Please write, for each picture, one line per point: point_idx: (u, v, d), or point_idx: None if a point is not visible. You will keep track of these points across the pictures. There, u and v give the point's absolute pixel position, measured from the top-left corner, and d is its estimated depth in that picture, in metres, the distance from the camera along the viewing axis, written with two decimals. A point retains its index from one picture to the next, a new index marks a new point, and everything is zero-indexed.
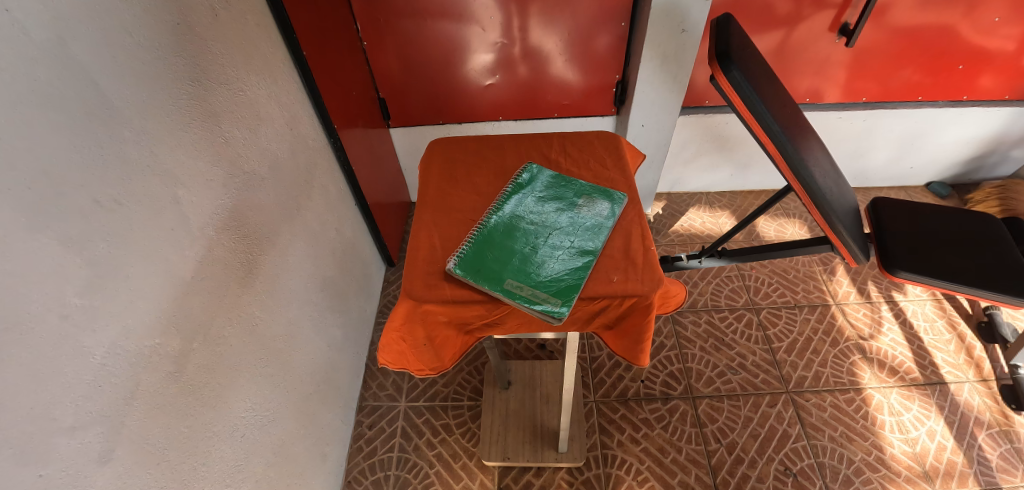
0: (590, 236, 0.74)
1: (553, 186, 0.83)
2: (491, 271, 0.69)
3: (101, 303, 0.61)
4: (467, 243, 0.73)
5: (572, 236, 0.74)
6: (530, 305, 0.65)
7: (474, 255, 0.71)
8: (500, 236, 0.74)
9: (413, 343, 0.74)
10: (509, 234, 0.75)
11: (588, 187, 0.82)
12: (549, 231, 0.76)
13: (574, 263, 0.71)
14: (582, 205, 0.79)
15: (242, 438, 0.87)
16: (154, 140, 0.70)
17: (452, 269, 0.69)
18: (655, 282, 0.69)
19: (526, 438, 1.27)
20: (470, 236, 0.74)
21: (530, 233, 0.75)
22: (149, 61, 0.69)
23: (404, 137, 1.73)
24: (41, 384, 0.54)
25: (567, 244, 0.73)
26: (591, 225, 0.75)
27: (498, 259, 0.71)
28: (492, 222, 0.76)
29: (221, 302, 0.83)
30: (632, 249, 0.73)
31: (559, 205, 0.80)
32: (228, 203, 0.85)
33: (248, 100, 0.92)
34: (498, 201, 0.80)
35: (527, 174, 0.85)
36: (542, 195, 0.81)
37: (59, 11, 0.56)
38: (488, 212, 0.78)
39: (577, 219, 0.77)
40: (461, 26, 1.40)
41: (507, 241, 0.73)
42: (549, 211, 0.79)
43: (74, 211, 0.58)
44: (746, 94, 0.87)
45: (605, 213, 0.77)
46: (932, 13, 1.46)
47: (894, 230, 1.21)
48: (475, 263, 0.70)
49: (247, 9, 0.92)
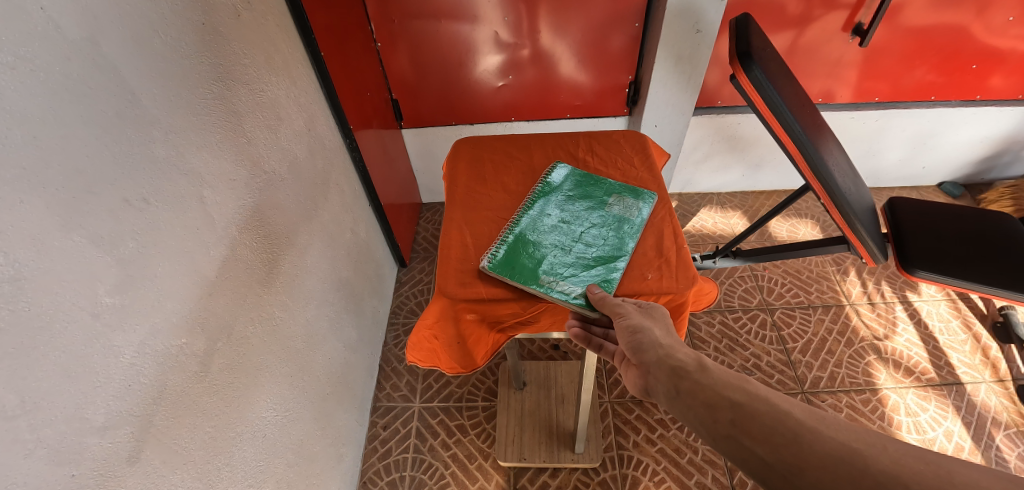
0: (624, 234, 0.74)
1: (583, 185, 0.83)
2: (526, 270, 0.69)
3: (131, 302, 0.61)
4: (500, 243, 0.73)
5: (605, 234, 0.74)
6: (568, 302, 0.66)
7: (509, 253, 0.71)
8: (532, 235, 0.74)
9: (446, 341, 0.74)
10: (542, 232, 0.75)
11: (618, 186, 0.83)
12: (581, 228, 0.76)
13: (609, 260, 0.71)
14: (613, 203, 0.79)
15: (264, 437, 0.87)
16: (181, 140, 0.70)
17: (488, 267, 0.69)
18: (689, 281, 0.69)
19: (542, 438, 1.27)
20: (502, 237, 0.74)
21: (563, 231, 0.75)
22: (177, 61, 0.69)
23: (415, 138, 1.73)
24: (73, 382, 0.54)
25: (601, 242, 0.74)
26: (624, 224, 0.76)
27: (533, 257, 0.71)
28: (524, 221, 0.76)
29: (244, 301, 0.83)
30: (665, 247, 0.73)
31: (590, 203, 0.80)
32: (251, 203, 0.85)
33: (268, 100, 0.92)
34: (528, 201, 0.80)
35: (554, 173, 0.85)
36: (573, 194, 0.82)
37: (91, 10, 0.56)
38: (519, 211, 0.78)
39: (611, 218, 0.77)
40: (474, 26, 1.41)
41: (542, 240, 0.74)
42: (580, 209, 0.79)
43: (108, 211, 0.58)
44: (768, 93, 0.87)
45: (636, 211, 0.78)
46: (945, 13, 1.46)
47: (912, 229, 1.21)
48: (510, 262, 0.70)
49: (268, 10, 0.92)
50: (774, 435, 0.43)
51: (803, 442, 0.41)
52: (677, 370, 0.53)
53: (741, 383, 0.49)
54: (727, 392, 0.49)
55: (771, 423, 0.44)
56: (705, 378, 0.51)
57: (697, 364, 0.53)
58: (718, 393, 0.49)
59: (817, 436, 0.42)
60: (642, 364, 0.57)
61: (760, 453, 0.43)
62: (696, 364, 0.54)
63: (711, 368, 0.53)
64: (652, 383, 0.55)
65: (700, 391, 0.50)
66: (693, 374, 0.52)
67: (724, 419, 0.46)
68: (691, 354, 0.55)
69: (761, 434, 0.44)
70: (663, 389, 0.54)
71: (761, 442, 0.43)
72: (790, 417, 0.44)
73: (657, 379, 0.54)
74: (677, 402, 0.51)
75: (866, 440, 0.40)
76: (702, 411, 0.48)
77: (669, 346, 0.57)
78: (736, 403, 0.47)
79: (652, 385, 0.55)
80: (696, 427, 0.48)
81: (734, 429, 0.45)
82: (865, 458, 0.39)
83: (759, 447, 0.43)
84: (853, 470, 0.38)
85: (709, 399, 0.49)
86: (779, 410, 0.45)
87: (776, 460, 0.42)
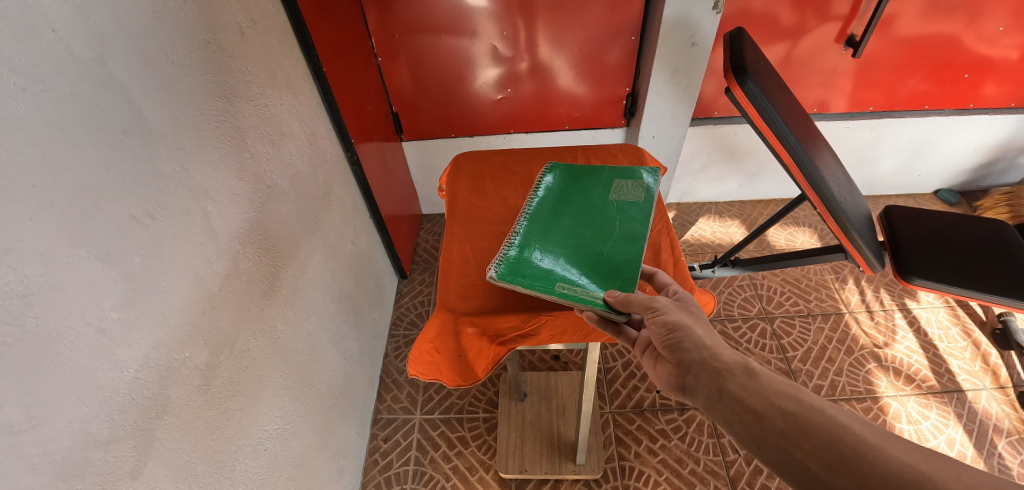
0: (632, 220, 0.76)
1: (581, 181, 0.85)
2: (537, 271, 0.69)
3: (136, 317, 0.62)
4: (505, 251, 0.73)
5: (613, 223, 0.76)
6: (587, 304, 0.64)
7: (516, 263, 0.70)
8: (536, 238, 0.75)
9: (447, 355, 0.74)
10: (547, 236, 0.75)
11: (616, 177, 0.85)
12: (589, 224, 0.77)
13: (621, 252, 0.72)
14: (615, 193, 0.82)
15: (265, 451, 0.87)
16: (186, 156, 0.71)
17: (496, 278, 0.67)
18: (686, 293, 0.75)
19: (544, 450, 1.27)
20: (506, 246, 0.74)
21: (570, 228, 0.76)
22: (184, 80, 0.71)
23: (416, 151, 1.75)
24: (78, 397, 0.55)
25: (610, 234, 0.75)
26: (629, 213, 0.78)
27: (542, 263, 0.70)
28: (526, 229, 0.76)
29: (246, 315, 0.83)
30: (663, 261, 0.77)
31: (593, 197, 0.82)
32: (254, 217, 0.86)
33: (271, 116, 0.93)
34: (526, 209, 0.81)
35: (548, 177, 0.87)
36: (572, 192, 0.83)
37: (102, 32, 0.58)
38: (520, 220, 0.79)
39: (616, 208, 0.79)
40: (473, 41, 1.43)
41: (547, 240, 0.74)
42: (584, 205, 0.80)
43: (115, 227, 0.59)
44: (762, 105, 0.89)
45: (643, 195, 0.80)
46: (936, 24, 1.49)
47: (908, 237, 1.22)
48: (518, 270, 0.69)
49: (272, 28, 0.94)
50: (832, 453, 0.45)
51: (864, 461, 0.43)
52: (720, 374, 0.56)
53: (793, 392, 0.51)
54: (778, 400, 0.51)
55: (829, 438, 0.46)
56: (751, 383, 0.54)
57: (743, 367, 0.56)
58: (768, 402, 0.51)
59: (882, 457, 0.43)
60: (681, 364, 0.60)
61: (814, 467, 0.45)
62: (741, 368, 0.56)
63: (757, 372, 0.55)
64: (691, 382, 0.58)
65: (747, 397, 0.53)
66: (739, 378, 0.55)
67: (773, 429, 0.49)
68: (735, 356, 0.58)
69: (818, 450, 0.46)
70: (704, 390, 0.57)
71: (816, 458, 0.46)
72: (850, 432, 0.46)
73: (698, 380, 0.57)
74: (719, 405, 0.54)
75: (936, 465, 0.42)
76: (749, 417, 0.51)
77: (712, 346, 0.59)
78: (789, 413, 0.49)
79: (690, 384, 0.58)
80: (738, 431, 0.52)
81: (785, 440, 0.48)
82: (934, 482, 0.41)
83: (814, 463, 0.46)
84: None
85: (757, 407, 0.51)
86: (838, 425, 0.47)
87: (832, 477, 0.44)
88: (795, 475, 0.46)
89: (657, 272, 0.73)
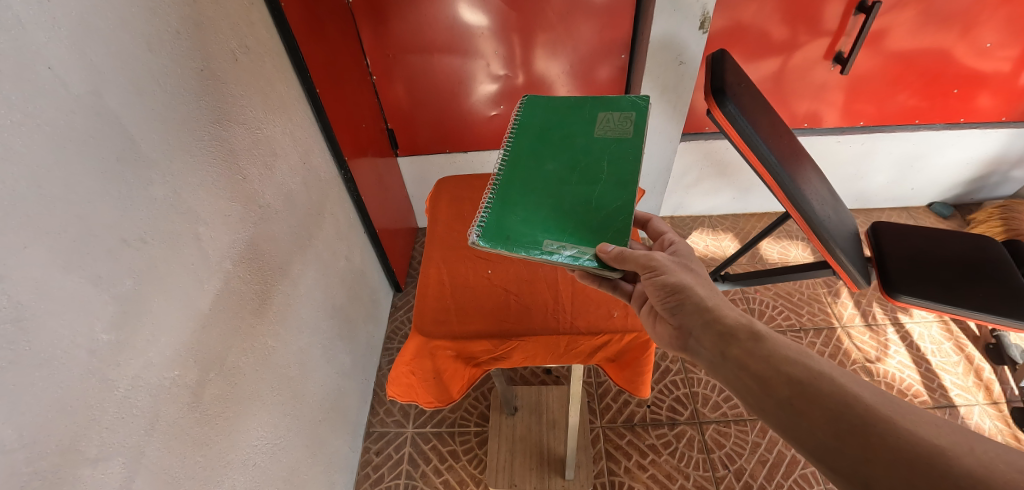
0: (617, 157, 0.79)
1: (562, 118, 0.86)
2: (520, 231, 0.72)
3: (126, 338, 0.64)
4: (485, 211, 0.75)
5: (599, 163, 0.78)
6: (575, 262, 0.68)
7: (496, 226, 0.73)
8: (518, 193, 0.77)
9: (423, 377, 0.81)
10: (527, 187, 0.78)
11: (597, 114, 0.85)
12: (574, 167, 0.79)
13: (607, 197, 0.74)
14: (599, 128, 0.83)
15: (254, 466, 0.89)
16: (179, 180, 0.73)
17: (477, 243, 0.70)
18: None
19: (533, 465, 1.28)
20: (484, 205, 0.76)
21: (555, 174, 0.79)
22: (177, 107, 0.73)
23: (411, 166, 1.78)
24: (68, 416, 0.57)
25: (595, 178, 0.77)
26: (614, 154, 0.79)
27: (525, 222, 0.73)
28: (506, 183, 0.79)
29: (237, 333, 0.85)
30: None
31: (577, 135, 0.83)
32: (246, 237, 0.89)
33: (265, 138, 0.96)
34: (504, 162, 0.82)
35: (523, 123, 0.87)
36: (552, 131, 0.85)
37: (99, 66, 0.61)
38: (498, 171, 0.81)
39: (601, 146, 0.81)
40: (466, 60, 1.46)
41: (532, 190, 0.77)
42: (568, 146, 0.82)
43: (106, 252, 0.61)
44: (742, 127, 0.91)
45: (629, 127, 0.82)
46: (925, 40, 1.50)
47: (896, 254, 1.22)
48: (499, 233, 0.72)
49: (266, 52, 0.97)
50: (839, 420, 0.48)
51: (873, 432, 0.47)
52: (726, 338, 0.61)
53: (801, 360, 0.55)
54: (786, 367, 0.55)
55: (839, 408, 0.49)
56: (757, 348, 0.58)
57: (749, 332, 0.60)
58: (774, 368, 0.55)
59: (894, 431, 0.46)
60: (686, 327, 0.65)
61: (820, 433, 0.49)
62: (745, 332, 0.60)
63: (762, 336, 0.59)
64: (694, 344, 0.64)
65: (751, 362, 0.57)
66: (743, 342, 0.59)
67: (780, 395, 0.53)
68: (741, 320, 0.62)
69: (828, 417, 0.49)
70: (709, 351, 0.62)
71: (822, 423, 0.49)
72: (859, 402, 0.49)
73: (702, 342, 0.62)
74: (724, 367, 0.59)
75: (952, 440, 0.44)
76: (757, 381, 0.56)
77: (716, 309, 0.64)
78: (797, 380, 0.53)
79: (693, 345, 0.64)
80: (742, 391, 0.57)
81: (791, 406, 0.52)
82: (947, 456, 0.43)
83: (821, 429, 0.49)
84: (932, 471, 0.43)
85: (763, 371, 0.56)
86: (851, 396, 0.50)
87: (840, 444, 0.47)
88: (801, 439, 0.50)
89: (652, 219, 0.89)
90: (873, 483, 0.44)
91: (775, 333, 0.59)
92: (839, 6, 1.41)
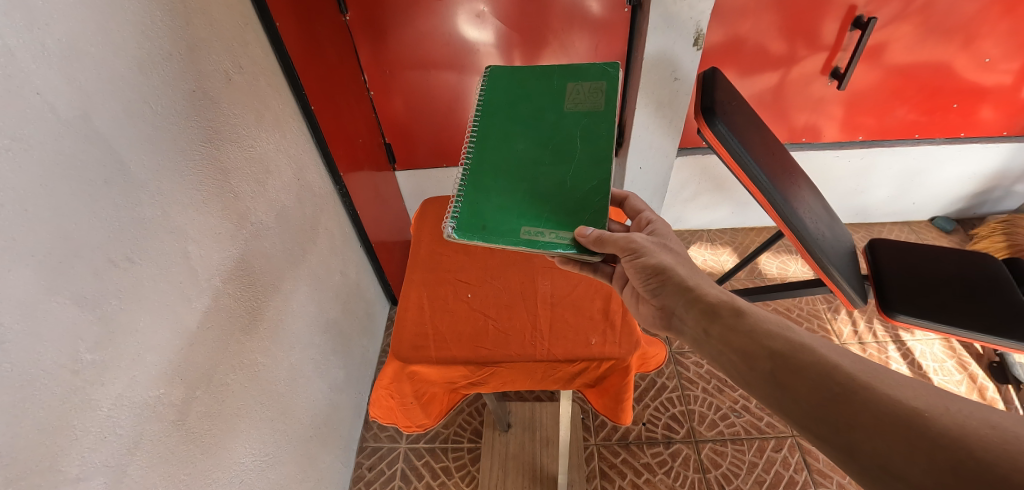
0: (589, 131, 0.79)
1: (531, 90, 0.84)
2: (496, 219, 0.75)
3: (110, 357, 0.64)
4: (457, 201, 0.76)
5: (573, 140, 0.79)
6: (553, 248, 0.71)
7: (471, 216, 0.75)
8: (493, 178, 0.78)
9: (402, 401, 0.82)
10: (500, 170, 0.78)
11: (566, 85, 0.84)
12: (547, 145, 0.79)
13: (582, 175, 0.76)
14: (570, 99, 0.82)
15: (241, 483, 0.89)
16: (167, 200, 0.74)
17: (453, 236, 0.73)
18: (632, 345, 0.78)
19: (526, 483, 1.28)
20: (456, 193, 0.77)
21: (529, 154, 0.79)
22: (167, 127, 0.74)
23: (409, 179, 1.80)
24: (48, 437, 0.57)
25: (569, 156, 0.78)
26: (587, 128, 0.79)
27: (499, 209, 0.75)
28: (478, 167, 0.79)
29: (225, 349, 0.86)
30: (610, 311, 0.83)
31: (549, 108, 0.82)
32: (236, 254, 0.90)
33: (258, 155, 0.97)
34: (473, 146, 0.81)
35: (490, 99, 0.84)
36: (522, 106, 0.83)
37: (88, 90, 0.62)
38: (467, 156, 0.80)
39: (573, 120, 0.81)
40: (463, 76, 1.48)
41: (505, 174, 0.78)
42: (540, 121, 0.82)
43: (92, 271, 0.62)
44: (733, 146, 0.91)
45: (601, 98, 0.81)
46: (923, 53, 1.50)
47: (892, 272, 1.21)
48: (473, 224, 0.74)
49: (260, 71, 0.98)
50: (821, 387, 0.50)
51: (855, 397, 0.48)
52: (709, 314, 0.63)
53: (781, 332, 0.57)
54: (767, 341, 0.57)
55: (821, 377, 0.51)
56: (737, 323, 0.60)
57: (731, 308, 0.62)
58: (757, 342, 0.57)
59: (874, 397, 0.47)
60: (669, 306, 0.68)
61: (803, 402, 0.50)
62: (728, 308, 0.63)
63: (743, 311, 0.61)
64: (677, 321, 0.67)
65: (733, 337, 0.59)
66: (725, 318, 0.62)
67: (763, 367, 0.55)
68: (722, 297, 0.65)
69: (810, 386, 0.51)
70: (692, 329, 0.65)
71: (806, 392, 0.51)
72: (839, 370, 0.50)
73: (686, 321, 0.65)
74: (706, 343, 0.62)
75: (928, 402, 0.45)
76: (741, 355, 0.57)
77: (696, 288, 0.67)
78: (777, 352, 0.55)
79: (676, 323, 0.67)
80: (726, 364, 0.59)
81: (774, 377, 0.54)
82: (924, 418, 0.44)
83: (805, 398, 0.51)
84: (913, 431, 0.44)
85: (745, 346, 0.58)
86: (830, 364, 0.51)
87: (824, 412, 0.49)
88: (786, 409, 0.52)
89: (629, 197, 0.90)
90: (858, 447, 0.46)
91: (757, 308, 0.61)
92: (835, 21, 1.41)
